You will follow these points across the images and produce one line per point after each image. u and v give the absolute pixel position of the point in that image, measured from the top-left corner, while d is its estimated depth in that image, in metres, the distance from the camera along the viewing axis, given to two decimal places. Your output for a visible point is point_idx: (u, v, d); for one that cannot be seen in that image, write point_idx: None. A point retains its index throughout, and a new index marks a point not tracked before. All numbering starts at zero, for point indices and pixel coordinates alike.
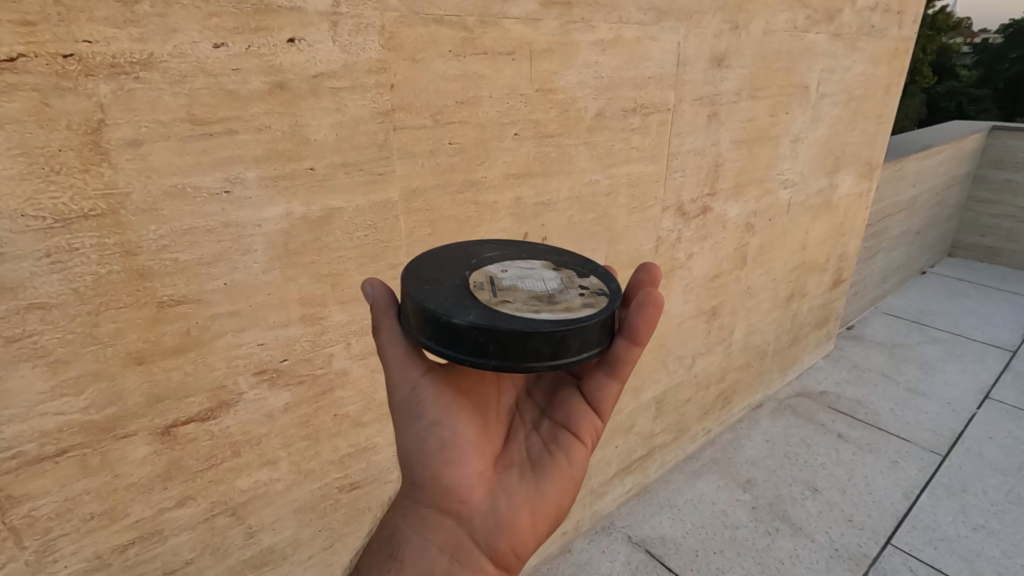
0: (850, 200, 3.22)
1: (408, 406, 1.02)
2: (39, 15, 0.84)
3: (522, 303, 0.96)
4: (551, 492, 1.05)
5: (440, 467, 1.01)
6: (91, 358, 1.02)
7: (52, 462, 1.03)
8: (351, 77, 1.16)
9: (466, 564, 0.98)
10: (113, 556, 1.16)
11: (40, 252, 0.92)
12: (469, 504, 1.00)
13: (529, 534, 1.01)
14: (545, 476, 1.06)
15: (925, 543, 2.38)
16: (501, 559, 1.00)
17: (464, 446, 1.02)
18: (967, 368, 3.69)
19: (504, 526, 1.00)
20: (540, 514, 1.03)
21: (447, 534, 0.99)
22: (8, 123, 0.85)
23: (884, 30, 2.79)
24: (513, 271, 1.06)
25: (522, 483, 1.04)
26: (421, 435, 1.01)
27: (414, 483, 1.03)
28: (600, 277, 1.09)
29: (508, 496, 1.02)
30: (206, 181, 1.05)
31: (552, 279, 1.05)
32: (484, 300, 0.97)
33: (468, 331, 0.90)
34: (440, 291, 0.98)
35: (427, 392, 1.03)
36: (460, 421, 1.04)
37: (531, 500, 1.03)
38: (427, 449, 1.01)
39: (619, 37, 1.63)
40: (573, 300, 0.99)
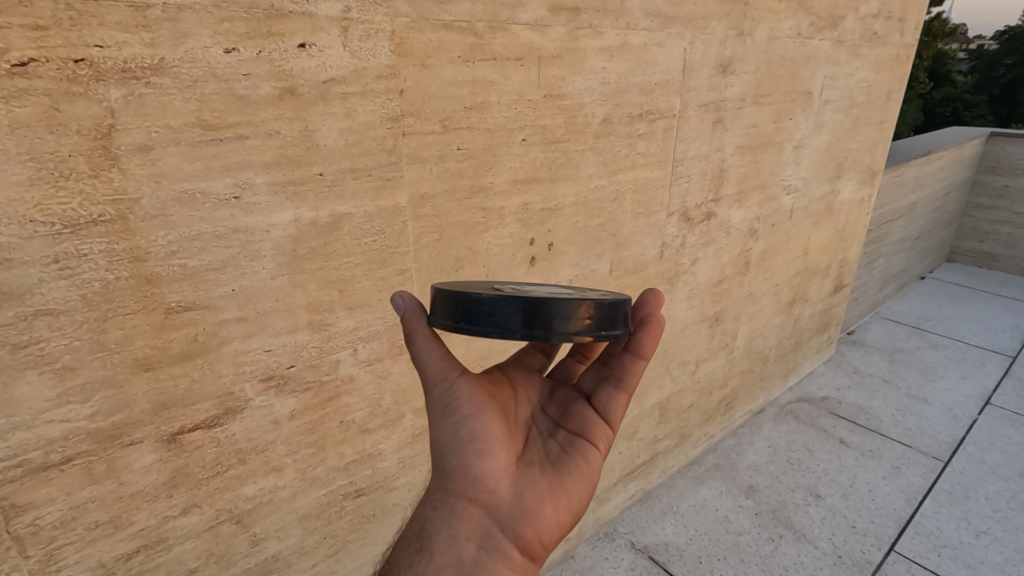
0: (851, 206, 3.22)
1: (442, 402, 1.06)
2: (51, 20, 0.83)
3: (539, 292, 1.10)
4: (573, 488, 1.09)
5: (471, 459, 1.04)
6: (98, 365, 1.01)
7: (57, 470, 1.02)
8: (361, 83, 1.16)
9: (495, 552, 1.00)
10: (117, 564, 1.14)
11: (48, 258, 0.91)
12: (497, 494, 1.03)
13: (553, 524, 1.05)
14: (566, 473, 1.10)
15: (928, 550, 2.38)
16: (527, 548, 1.02)
17: (493, 440, 1.05)
18: (967, 374, 3.70)
19: (530, 515, 1.03)
20: (563, 507, 1.07)
21: (475, 523, 1.01)
22: (19, 128, 0.84)
23: (886, 37, 2.80)
24: (525, 285, 1.21)
25: (545, 479, 1.08)
26: (453, 429, 1.05)
27: (444, 475, 1.05)
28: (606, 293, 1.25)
29: (532, 489, 1.06)
30: (216, 187, 1.04)
31: (560, 289, 1.21)
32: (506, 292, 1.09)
33: (498, 300, 1.00)
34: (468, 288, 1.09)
35: (463, 390, 1.06)
36: (490, 418, 1.07)
37: (553, 492, 1.07)
38: (459, 442, 1.04)
39: (627, 43, 1.63)
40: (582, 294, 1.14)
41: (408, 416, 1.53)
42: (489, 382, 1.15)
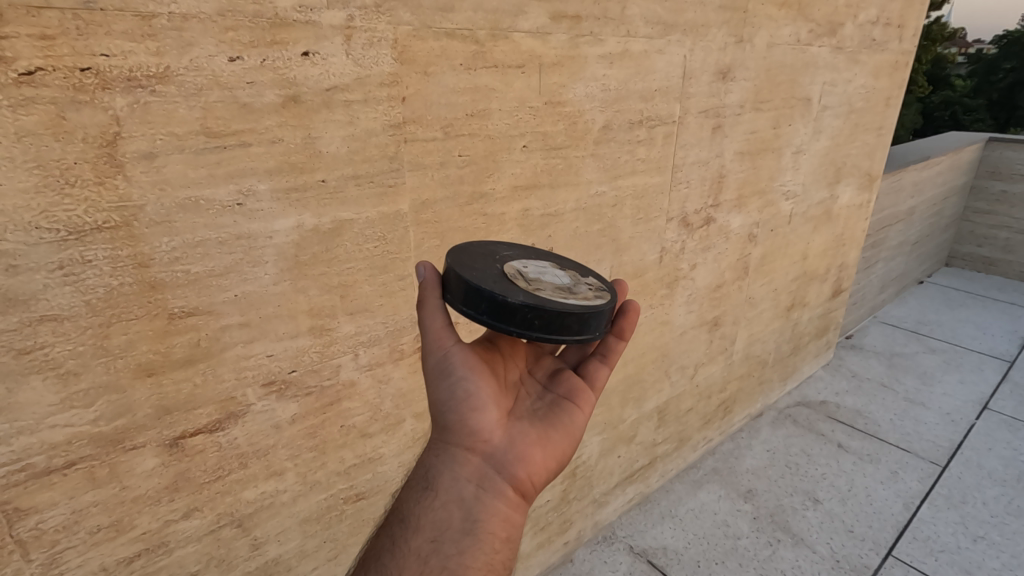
0: (850, 211, 3.24)
1: (439, 362, 1.07)
2: (58, 29, 0.84)
3: (550, 290, 1.09)
4: (560, 439, 1.11)
5: (466, 413, 1.05)
6: (101, 370, 1.01)
7: (60, 474, 1.02)
8: (363, 90, 1.17)
9: (493, 491, 1.01)
10: (119, 568, 1.15)
11: (53, 264, 0.92)
12: (491, 443, 1.05)
13: (543, 468, 1.07)
14: (554, 426, 1.12)
15: (926, 555, 2.38)
16: (521, 491, 1.04)
17: (486, 395, 1.07)
18: (965, 378, 3.71)
19: (522, 459, 1.05)
20: (552, 453, 1.09)
21: (474, 466, 1.03)
22: (25, 136, 0.85)
23: (885, 43, 2.82)
24: (532, 268, 1.19)
25: (535, 429, 1.10)
26: (449, 386, 1.06)
27: (441, 429, 1.06)
28: (597, 279, 1.28)
29: (523, 437, 1.07)
30: (219, 194, 1.05)
31: (564, 277, 1.20)
32: (522, 286, 1.08)
33: (521, 307, 0.99)
34: (483, 275, 1.07)
35: (459, 353, 1.08)
36: (483, 376, 1.09)
37: (543, 440, 1.09)
38: (454, 399, 1.06)
39: (627, 50, 1.64)
40: (586, 293, 1.15)
41: (409, 420, 1.54)
42: (480, 346, 1.16)
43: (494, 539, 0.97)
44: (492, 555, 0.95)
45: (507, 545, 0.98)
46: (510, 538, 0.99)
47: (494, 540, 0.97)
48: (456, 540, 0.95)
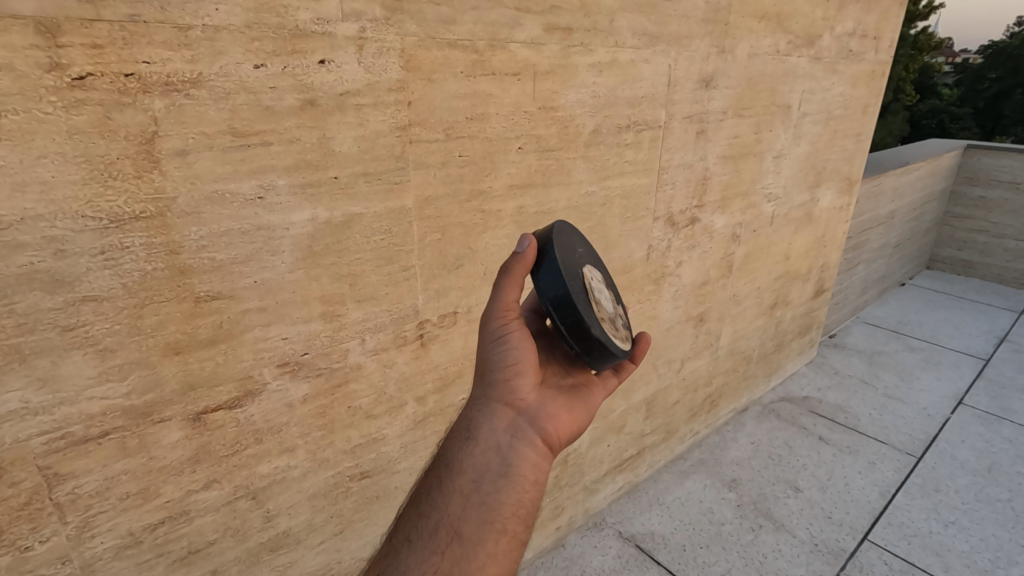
0: (830, 214, 3.38)
1: (500, 327, 1.17)
2: (107, 39, 0.94)
3: (606, 319, 1.27)
4: (582, 409, 1.23)
5: (509, 375, 1.17)
6: (134, 347, 1.11)
7: (95, 443, 1.12)
8: (373, 95, 1.28)
9: (526, 441, 1.12)
10: (144, 534, 1.24)
11: (96, 250, 1.02)
12: (526, 402, 1.16)
13: (565, 429, 1.19)
14: (577, 398, 1.24)
15: (899, 538, 2.51)
16: (548, 445, 1.15)
17: (531, 362, 1.19)
18: (942, 376, 3.86)
19: (551, 418, 1.16)
20: (574, 418, 1.20)
21: (510, 417, 1.14)
22: (76, 134, 0.95)
23: (861, 54, 2.96)
24: (595, 278, 1.33)
25: (561, 397, 1.22)
26: (502, 350, 1.17)
27: (484, 386, 1.17)
28: (620, 299, 1.47)
29: (553, 400, 1.19)
30: (243, 188, 1.15)
31: (609, 299, 1.38)
32: (592, 307, 1.24)
33: (591, 339, 1.16)
34: (571, 274, 1.19)
35: (515, 327, 1.18)
36: (532, 346, 1.20)
37: (567, 406, 1.21)
38: (504, 361, 1.17)
39: (615, 60, 1.76)
40: (620, 327, 1.36)
41: (411, 403, 1.65)
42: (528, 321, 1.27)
43: (526, 483, 1.08)
44: (524, 495, 1.06)
45: (536, 488, 1.09)
46: (538, 482, 1.10)
47: (525, 481, 1.08)
48: (494, 480, 1.06)
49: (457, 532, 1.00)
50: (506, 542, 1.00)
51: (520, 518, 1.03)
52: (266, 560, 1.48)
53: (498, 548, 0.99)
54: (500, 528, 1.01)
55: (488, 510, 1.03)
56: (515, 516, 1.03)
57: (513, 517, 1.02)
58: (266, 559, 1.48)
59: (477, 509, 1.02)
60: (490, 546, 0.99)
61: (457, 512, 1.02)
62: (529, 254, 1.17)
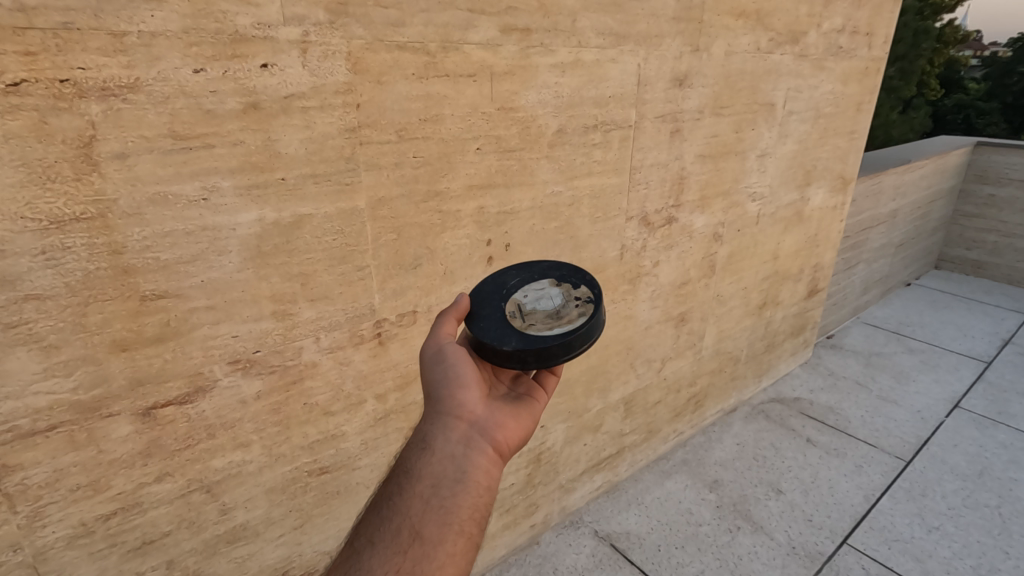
0: (823, 213, 3.34)
1: (436, 351, 1.25)
2: (40, 46, 0.97)
3: (543, 323, 1.35)
4: (527, 418, 1.25)
5: (454, 390, 1.19)
6: (80, 344, 1.15)
7: (43, 436, 1.16)
8: (320, 98, 1.30)
9: (478, 448, 1.11)
10: (96, 524, 1.28)
11: (36, 250, 1.05)
12: (474, 413, 1.17)
13: (513, 437, 1.20)
14: (521, 406, 1.27)
15: (879, 543, 2.48)
16: (499, 451, 1.15)
17: (471, 377, 1.21)
18: (940, 378, 3.78)
19: (499, 425, 1.18)
20: (519, 427, 1.22)
21: (462, 428, 1.14)
22: (12, 138, 0.98)
23: (853, 50, 2.92)
24: (529, 295, 1.43)
25: (507, 408, 1.24)
26: (441, 368, 1.22)
27: (431, 404, 1.18)
28: (587, 283, 1.47)
29: (499, 410, 1.21)
30: (186, 190, 1.18)
31: (557, 295, 1.43)
32: (516, 324, 1.35)
33: (514, 351, 1.27)
34: (488, 322, 1.35)
35: (450, 349, 1.26)
36: (470, 363, 1.24)
37: (513, 415, 1.23)
38: (446, 379, 1.20)
39: (579, 60, 1.76)
40: (573, 311, 1.38)
41: (371, 401, 1.67)
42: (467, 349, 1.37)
43: (480, 489, 1.05)
44: (478, 501, 1.04)
45: (489, 494, 1.06)
46: (491, 488, 1.08)
47: (479, 487, 1.05)
48: (450, 485, 1.04)
49: (419, 533, 0.97)
50: (462, 544, 0.98)
51: (476, 522, 1.01)
52: (223, 551, 1.51)
53: (457, 548, 0.96)
54: (458, 530, 0.98)
55: (447, 513, 1.00)
56: (471, 519, 1.01)
57: (468, 520, 1.00)
58: (224, 550, 1.52)
59: (437, 512, 1.00)
60: (449, 547, 0.96)
61: (418, 514, 1.00)
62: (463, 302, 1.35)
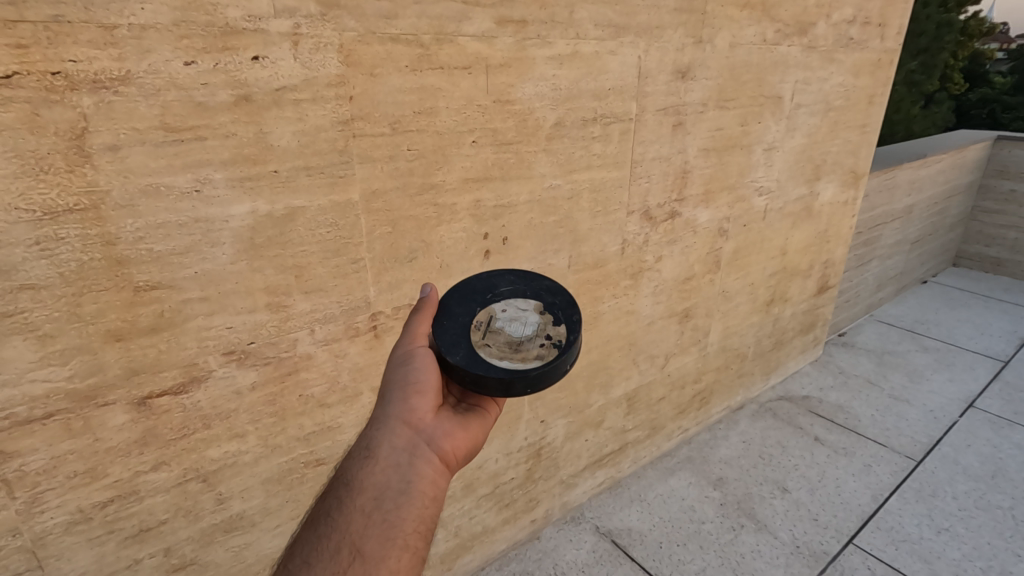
0: (833, 208, 3.28)
1: (405, 351, 1.30)
2: (31, 39, 0.99)
3: (500, 351, 1.32)
4: (477, 429, 1.28)
5: (409, 395, 1.20)
6: (74, 334, 1.17)
7: (40, 423, 1.18)
8: (312, 90, 1.30)
9: (424, 457, 1.13)
10: (94, 511, 1.31)
11: (31, 240, 1.07)
12: (424, 421, 1.18)
13: (461, 448, 1.21)
14: (473, 418, 1.28)
15: (887, 543, 2.43)
16: (446, 462, 1.17)
17: (428, 384, 1.23)
18: (955, 377, 3.70)
19: (448, 435, 1.19)
20: (467, 440, 1.23)
21: (409, 436, 1.15)
22: (4, 130, 1.00)
23: (864, 42, 2.85)
24: (508, 310, 1.41)
25: (458, 419, 1.25)
26: (402, 371, 1.24)
27: (383, 406, 1.19)
28: (569, 325, 1.38)
29: (450, 420, 1.22)
30: (179, 181, 1.19)
31: (531, 325, 1.38)
32: (476, 336, 1.35)
33: (455, 367, 1.26)
34: (453, 327, 1.36)
35: (417, 352, 1.29)
36: (431, 367, 1.26)
37: (463, 426, 1.24)
38: (403, 381, 1.22)
39: (577, 52, 1.75)
40: (533, 350, 1.33)
41: (367, 393, 1.68)
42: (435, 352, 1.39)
43: (426, 500, 1.08)
44: (423, 513, 1.07)
45: (435, 504, 1.09)
46: (437, 498, 1.11)
47: (424, 498, 1.08)
48: (394, 498, 1.06)
49: (360, 551, 0.99)
50: (407, 560, 1.00)
51: (421, 535, 1.03)
52: (220, 540, 1.53)
53: (399, 565, 0.99)
54: (402, 545, 1.01)
55: (390, 527, 1.03)
56: (416, 533, 1.03)
57: (413, 534, 1.03)
58: (220, 539, 1.54)
59: (379, 527, 1.02)
60: (392, 563, 0.98)
61: (359, 530, 1.02)
62: (429, 297, 1.42)
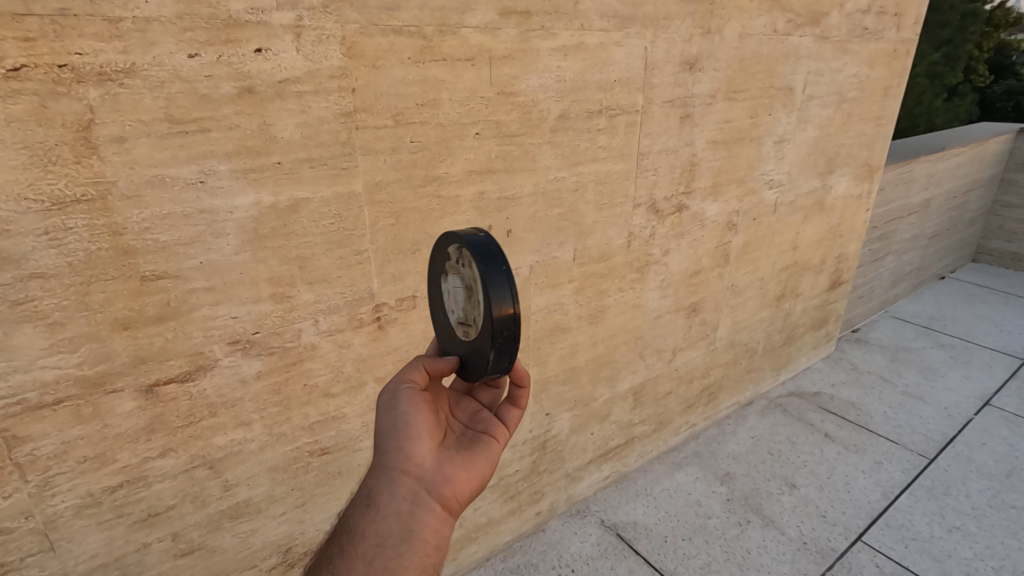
0: (847, 202, 3.22)
1: (391, 395, 1.23)
2: (38, 32, 1.01)
3: (472, 301, 1.16)
4: (482, 464, 1.25)
5: (403, 441, 1.19)
6: (83, 322, 1.19)
7: (51, 409, 1.21)
8: (315, 82, 1.31)
9: (425, 506, 1.15)
10: (104, 495, 1.34)
11: (40, 231, 1.10)
12: (423, 467, 1.18)
13: (465, 488, 1.21)
14: (476, 453, 1.25)
15: (896, 541, 2.41)
16: (449, 507, 1.18)
17: (421, 428, 1.20)
18: (971, 375, 3.63)
19: (449, 480, 1.18)
20: (472, 477, 1.22)
21: (409, 484, 1.16)
22: (13, 122, 1.03)
23: (879, 32, 2.80)
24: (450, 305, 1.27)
25: (460, 458, 1.23)
26: (391, 417, 1.20)
27: (380, 453, 1.19)
28: (447, 241, 1.24)
29: (450, 461, 1.20)
30: (183, 173, 1.21)
31: (454, 281, 1.23)
32: (472, 331, 1.19)
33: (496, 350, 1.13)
34: (467, 357, 1.23)
35: (404, 393, 1.22)
36: (422, 411, 1.22)
37: (466, 465, 1.22)
38: (394, 427, 1.20)
39: (582, 43, 1.74)
40: (468, 270, 1.16)
41: (371, 384, 1.69)
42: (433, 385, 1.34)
43: (427, 548, 1.11)
44: (424, 560, 1.09)
45: (437, 552, 1.12)
46: (440, 545, 1.13)
47: (427, 547, 1.11)
48: (396, 546, 1.08)
49: None
50: None
51: None
52: (227, 527, 1.56)
53: None
54: None
55: None
56: None
57: None
58: (227, 526, 1.57)
59: None
60: None
61: None
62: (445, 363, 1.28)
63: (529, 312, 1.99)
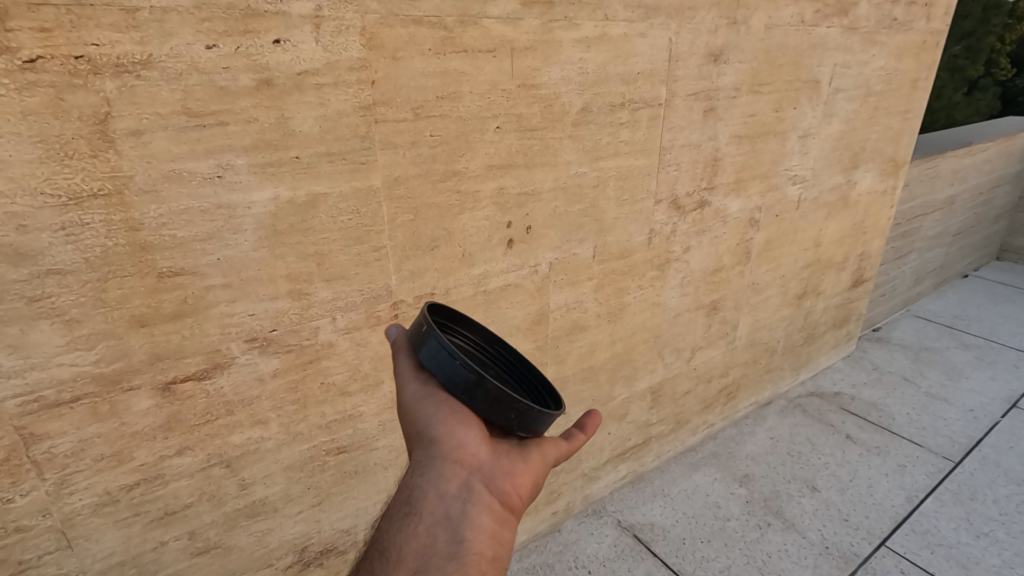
0: (871, 198, 3.14)
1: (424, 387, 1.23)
2: (55, 23, 0.98)
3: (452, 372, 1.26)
4: (537, 456, 1.23)
5: (454, 428, 1.18)
6: (100, 319, 1.17)
7: (67, 407, 1.19)
8: (334, 74, 1.28)
9: (478, 505, 1.10)
10: (121, 493, 1.32)
11: (57, 226, 1.08)
12: (477, 457, 1.16)
13: (523, 480, 1.18)
14: (529, 444, 1.25)
15: (922, 547, 2.35)
16: (505, 503, 1.14)
17: (472, 413, 1.22)
18: (997, 376, 3.54)
19: (506, 472, 1.17)
20: (528, 470, 1.20)
21: (461, 476, 1.13)
22: (30, 115, 1.00)
23: (909, 22, 2.71)
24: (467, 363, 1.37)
25: (513, 450, 1.22)
26: (432, 405, 1.21)
27: (428, 446, 1.16)
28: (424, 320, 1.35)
29: (506, 454, 1.20)
30: (201, 167, 1.19)
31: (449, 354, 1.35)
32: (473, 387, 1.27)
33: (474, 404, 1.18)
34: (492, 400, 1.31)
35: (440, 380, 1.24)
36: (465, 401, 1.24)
37: (521, 455, 1.21)
38: (439, 415, 1.19)
39: (605, 34, 1.69)
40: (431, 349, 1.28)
41: (388, 382, 1.67)
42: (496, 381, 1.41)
43: (483, 554, 1.03)
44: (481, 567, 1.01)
45: (496, 561, 1.04)
46: (498, 555, 1.05)
47: (484, 555, 1.03)
48: (444, 559, 1.01)
49: None
50: None
51: None
52: (243, 525, 1.55)
53: None
54: None
55: None
56: None
57: None
58: (244, 524, 1.55)
59: None
60: None
61: None
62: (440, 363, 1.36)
63: (547, 310, 1.95)
